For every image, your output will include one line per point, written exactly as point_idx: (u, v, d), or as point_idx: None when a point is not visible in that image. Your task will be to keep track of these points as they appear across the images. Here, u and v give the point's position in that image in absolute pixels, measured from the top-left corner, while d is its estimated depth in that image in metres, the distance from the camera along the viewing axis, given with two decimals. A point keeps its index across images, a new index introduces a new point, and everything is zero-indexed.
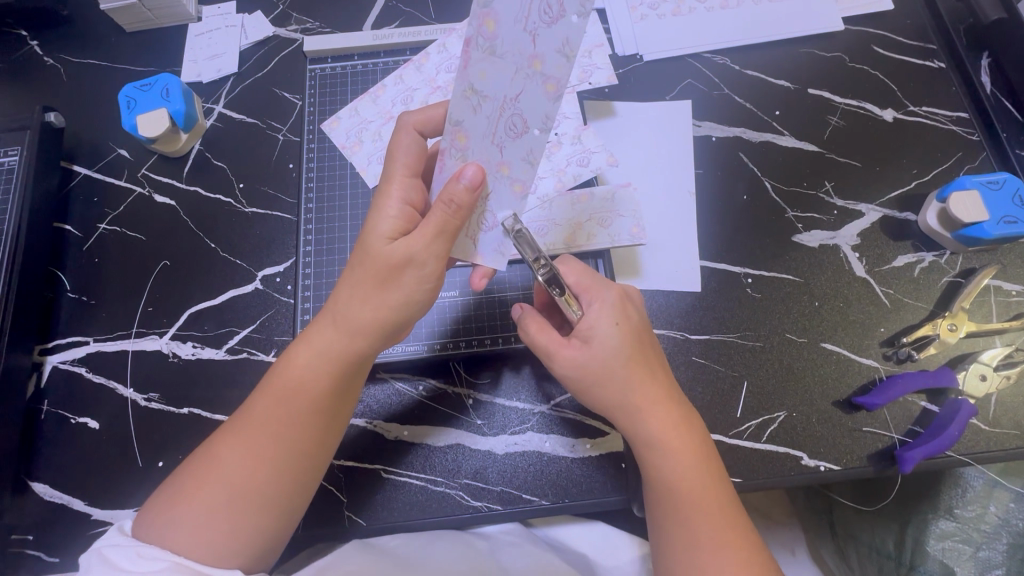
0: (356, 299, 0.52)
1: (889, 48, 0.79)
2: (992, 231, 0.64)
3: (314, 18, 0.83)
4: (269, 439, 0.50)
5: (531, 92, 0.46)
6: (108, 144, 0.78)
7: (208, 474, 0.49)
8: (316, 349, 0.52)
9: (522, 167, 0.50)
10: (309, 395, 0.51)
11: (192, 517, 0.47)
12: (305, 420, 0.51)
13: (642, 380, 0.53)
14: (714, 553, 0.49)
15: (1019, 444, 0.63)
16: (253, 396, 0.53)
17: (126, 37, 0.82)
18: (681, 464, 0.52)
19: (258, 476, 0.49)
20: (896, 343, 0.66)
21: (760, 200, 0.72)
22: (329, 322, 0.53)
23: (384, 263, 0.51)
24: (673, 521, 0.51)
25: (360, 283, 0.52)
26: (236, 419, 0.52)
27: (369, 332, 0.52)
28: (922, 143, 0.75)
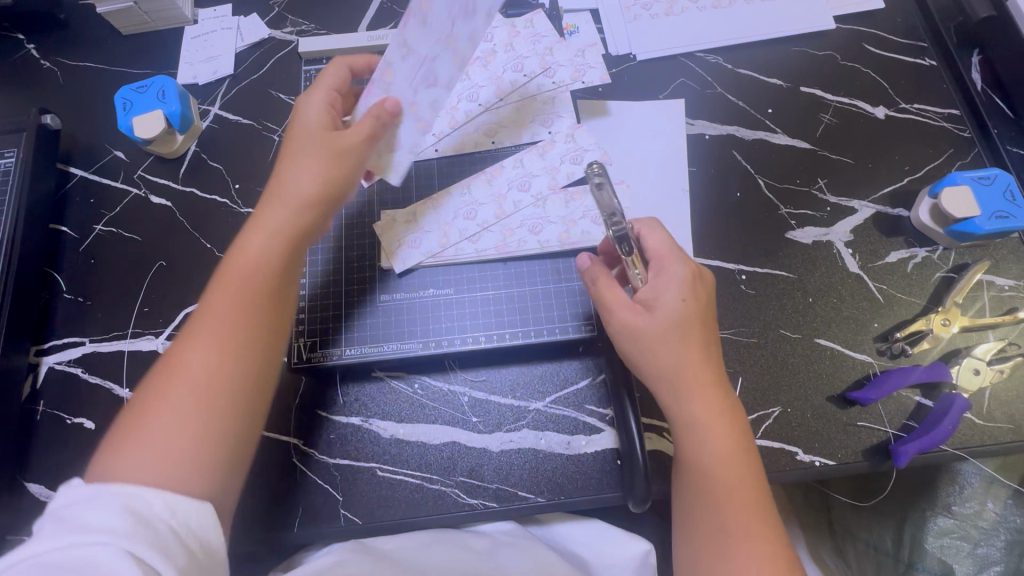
0: (305, 184, 0.55)
1: (880, 46, 0.80)
2: (984, 226, 0.65)
3: (309, 20, 0.84)
4: (232, 326, 0.49)
5: (444, 61, 0.60)
6: (104, 146, 0.78)
7: (170, 383, 0.46)
8: (269, 233, 0.53)
9: (428, 110, 0.62)
10: (264, 273, 0.51)
11: (155, 431, 0.44)
12: (261, 296, 0.51)
13: (700, 361, 0.54)
14: (740, 544, 0.49)
15: (1013, 438, 0.63)
16: (202, 298, 0.51)
17: (123, 40, 0.83)
18: (722, 453, 0.52)
19: (224, 370, 0.47)
20: (890, 338, 0.66)
21: (753, 197, 0.73)
22: (276, 204, 0.54)
23: (330, 152, 0.56)
24: (701, 508, 0.51)
25: (309, 169, 0.55)
26: (190, 326, 0.50)
27: (320, 205, 0.55)
28: (914, 140, 0.75)
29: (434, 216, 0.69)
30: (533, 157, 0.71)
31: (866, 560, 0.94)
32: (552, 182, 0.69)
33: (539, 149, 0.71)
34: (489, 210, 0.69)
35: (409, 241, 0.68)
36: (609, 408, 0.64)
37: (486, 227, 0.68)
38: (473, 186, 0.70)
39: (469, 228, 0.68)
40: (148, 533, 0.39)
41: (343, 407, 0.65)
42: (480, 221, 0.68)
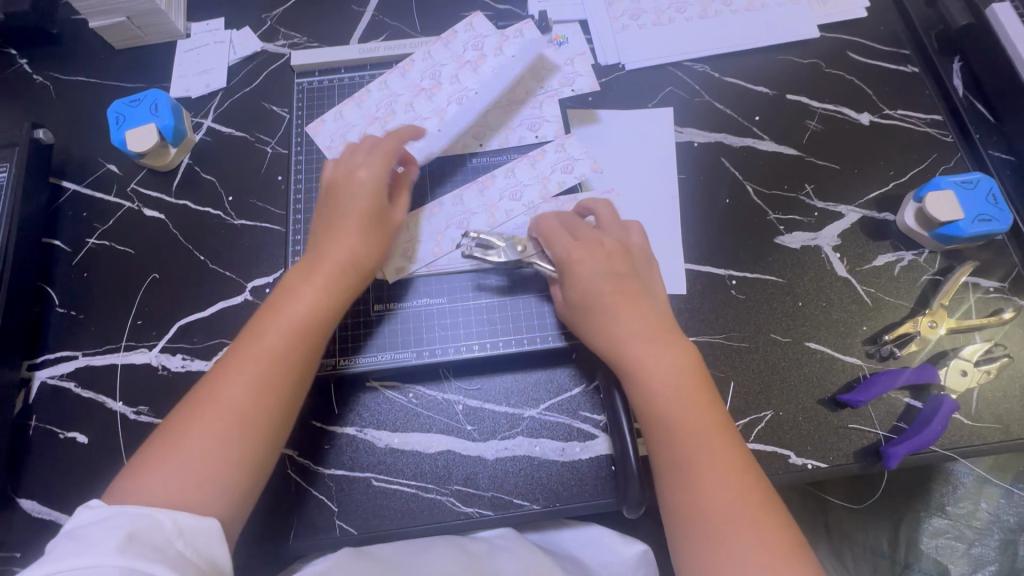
0: (351, 245, 0.60)
1: (864, 54, 0.81)
2: (968, 229, 0.66)
3: (301, 32, 0.85)
4: (270, 373, 0.53)
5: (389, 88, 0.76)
6: (97, 160, 0.78)
7: (208, 406, 0.51)
8: (318, 288, 0.58)
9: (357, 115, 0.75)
10: (305, 336, 0.56)
11: (187, 456, 0.49)
12: (304, 346, 0.55)
13: (631, 314, 0.58)
14: (706, 486, 0.52)
15: (1002, 438, 0.63)
16: (244, 336, 0.55)
17: (116, 54, 0.83)
18: (672, 400, 0.55)
19: (254, 415, 0.52)
20: (878, 341, 0.67)
21: (742, 203, 0.74)
22: (322, 268, 0.59)
23: (377, 221, 0.62)
24: (671, 457, 0.54)
25: (357, 232, 0.61)
26: (230, 354, 0.54)
27: (363, 273, 0.61)
28: (898, 145, 0.76)
29: (426, 228, 0.69)
30: (524, 166, 0.71)
31: (864, 562, 0.98)
32: (544, 192, 0.70)
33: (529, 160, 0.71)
34: (481, 220, 0.69)
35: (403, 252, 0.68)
36: (603, 414, 0.65)
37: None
38: (464, 196, 0.70)
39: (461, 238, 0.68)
40: (155, 553, 0.42)
41: (338, 416, 0.65)
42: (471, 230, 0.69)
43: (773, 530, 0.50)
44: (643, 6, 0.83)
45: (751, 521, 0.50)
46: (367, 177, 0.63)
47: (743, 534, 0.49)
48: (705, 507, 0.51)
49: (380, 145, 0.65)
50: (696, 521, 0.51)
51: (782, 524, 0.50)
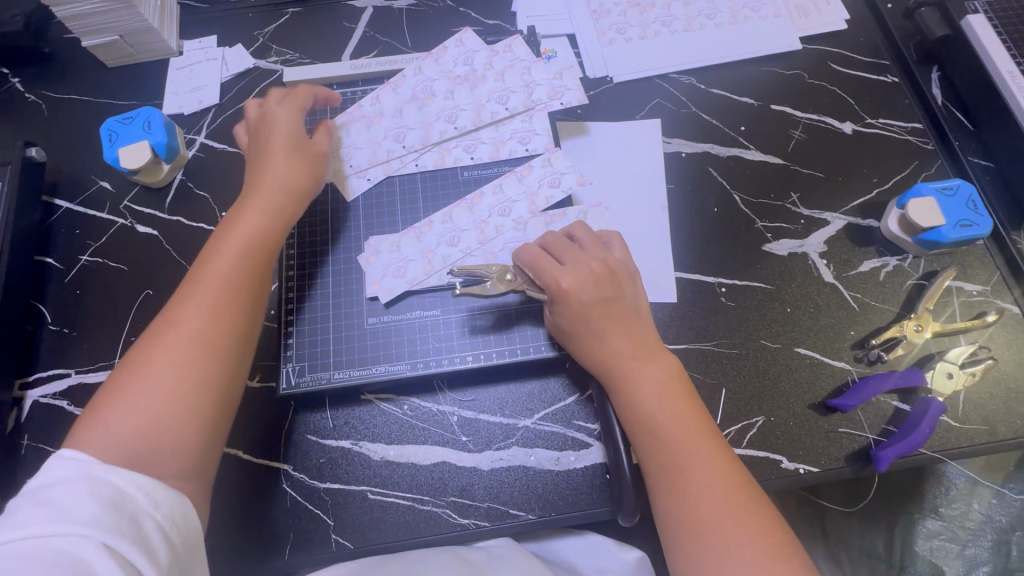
0: (285, 169, 0.64)
1: (845, 65, 0.83)
2: (949, 234, 0.67)
3: (293, 49, 0.86)
4: (218, 292, 0.54)
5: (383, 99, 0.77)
6: (90, 177, 0.79)
7: (160, 344, 0.51)
8: (257, 212, 0.61)
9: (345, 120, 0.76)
10: (248, 253, 0.58)
11: (143, 391, 0.48)
12: (250, 266, 0.57)
13: (616, 334, 0.60)
14: (700, 493, 0.52)
15: (989, 439, 0.64)
16: (191, 271, 0.56)
17: (108, 72, 0.84)
18: (657, 414, 0.56)
19: (207, 337, 0.52)
20: (866, 345, 0.68)
21: (730, 211, 0.75)
22: (262, 195, 0.62)
23: (307, 150, 0.67)
24: (660, 471, 0.54)
25: (291, 158, 0.65)
26: (178, 294, 0.54)
27: (300, 193, 0.64)
28: (880, 154, 0.78)
29: (416, 245, 0.70)
30: (512, 183, 0.73)
31: (861, 565, 0.97)
32: (533, 207, 0.71)
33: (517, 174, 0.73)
34: (472, 236, 0.70)
35: (395, 271, 0.69)
36: (597, 423, 0.65)
37: (468, 252, 0.69)
38: (453, 214, 0.71)
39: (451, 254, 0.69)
40: (121, 523, 0.41)
41: (333, 430, 0.65)
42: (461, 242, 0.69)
43: (764, 535, 0.49)
44: (629, 19, 0.85)
45: (743, 536, 0.49)
46: (286, 115, 0.68)
47: (728, 530, 0.50)
48: (693, 520, 0.51)
49: (290, 95, 0.71)
50: (687, 531, 0.51)
51: (774, 530, 0.50)
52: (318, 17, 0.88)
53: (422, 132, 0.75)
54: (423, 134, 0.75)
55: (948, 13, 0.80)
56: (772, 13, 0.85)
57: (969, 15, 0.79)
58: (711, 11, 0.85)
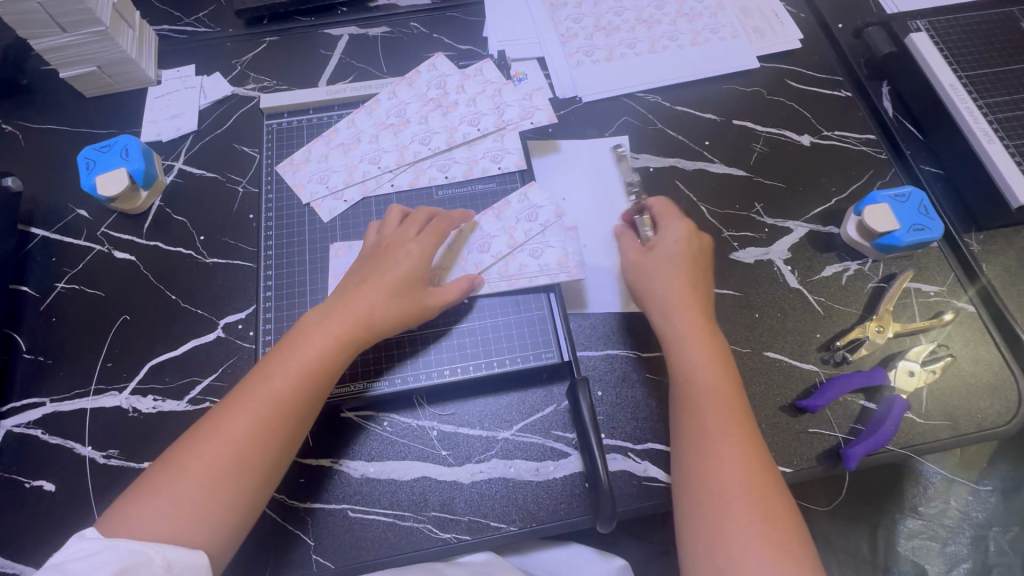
0: (371, 300, 0.61)
1: (801, 81, 0.88)
2: (904, 238, 0.71)
3: (270, 76, 0.88)
4: (268, 421, 0.55)
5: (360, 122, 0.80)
6: (67, 205, 0.79)
7: (207, 441, 0.53)
8: (324, 336, 0.59)
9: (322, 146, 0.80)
10: (308, 385, 0.57)
11: (176, 496, 0.51)
12: (308, 397, 0.57)
13: (681, 311, 0.63)
14: (728, 458, 0.54)
15: (952, 434, 0.67)
16: (253, 376, 0.58)
17: (86, 102, 0.85)
18: (706, 387, 0.58)
19: (246, 463, 0.53)
20: (832, 347, 0.70)
21: (697, 222, 0.78)
22: (339, 320, 0.60)
23: (403, 282, 0.63)
24: (693, 439, 0.56)
25: (381, 288, 0.62)
26: (239, 391, 0.57)
27: (376, 326, 0.61)
28: (838, 164, 0.82)
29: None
30: (490, 218, 0.72)
31: (849, 567, 0.99)
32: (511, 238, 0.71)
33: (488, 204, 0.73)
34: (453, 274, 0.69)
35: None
36: (574, 432, 0.66)
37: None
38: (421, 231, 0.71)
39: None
40: None
41: (312, 448, 0.65)
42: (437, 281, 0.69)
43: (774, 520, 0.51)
44: (596, 42, 0.89)
45: (755, 518, 0.51)
46: (415, 252, 0.64)
47: (744, 510, 0.51)
48: (710, 492, 0.53)
49: (428, 227, 0.67)
50: (706, 501, 0.53)
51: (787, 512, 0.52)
52: (295, 45, 0.90)
53: (395, 155, 0.78)
54: (396, 156, 0.78)
55: (893, 31, 0.85)
56: (730, 34, 0.90)
57: (912, 33, 0.83)
58: (673, 33, 0.90)
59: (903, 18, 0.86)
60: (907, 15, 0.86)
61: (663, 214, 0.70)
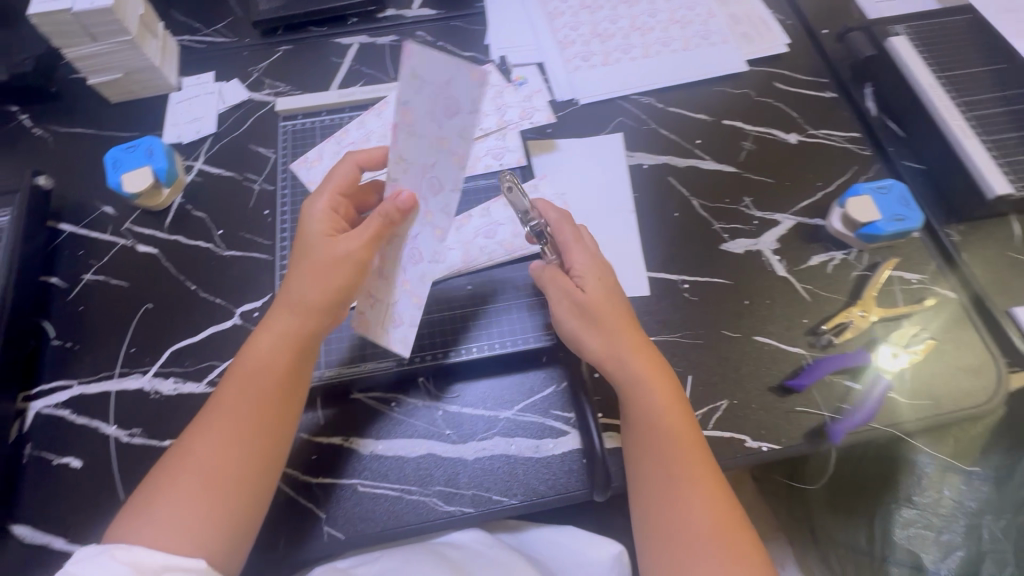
0: (301, 286, 0.60)
1: (788, 83, 0.92)
2: (885, 228, 0.75)
3: (284, 82, 0.93)
4: (246, 432, 0.56)
5: (370, 123, 0.86)
6: (93, 203, 0.84)
7: (190, 459, 0.54)
8: (272, 335, 0.60)
9: (333, 145, 0.85)
10: (278, 390, 0.58)
11: (170, 511, 0.52)
12: (277, 404, 0.58)
13: (597, 334, 0.65)
14: (686, 489, 0.59)
15: (935, 413, 0.69)
16: (221, 392, 0.59)
17: (112, 107, 0.91)
18: (658, 403, 0.62)
19: (234, 470, 0.55)
20: (818, 331, 0.74)
21: (689, 215, 0.82)
22: (289, 322, 0.60)
23: (324, 259, 0.60)
24: (650, 460, 0.61)
25: (307, 273, 0.60)
26: (207, 406, 0.58)
27: (315, 310, 0.60)
28: (824, 160, 0.86)
29: (385, 284, 0.63)
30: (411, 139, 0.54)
31: (847, 561, 1.06)
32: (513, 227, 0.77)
33: (405, 129, 0.54)
34: (428, 237, 0.60)
35: (384, 321, 0.63)
36: (572, 411, 0.69)
37: (435, 260, 0.62)
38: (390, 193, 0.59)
39: (426, 270, 0.62)
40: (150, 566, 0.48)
41: (324, 425, 0.69)
42: (401, 235, 0.61)
43: (733, 520, 0.57)
44: (592, 48, 0.94)
45: (717, 527, 0.57)
46: (313, 216, 0.63)
47: (703, 538, 0.56)
48: (671, 511, 0.58)
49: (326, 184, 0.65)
50: (672, 529, 0.57)
51: (743, 531, 0.57)
52: (308, 53, 0.96)
53: None
54: None
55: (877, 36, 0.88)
56: (720, 40, 0.95)
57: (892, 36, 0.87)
58: (665, 39, 0.95)
59: (885, 24, 0.89)
60: (887, 21, 0.89)
61: (569, 242, 0.68)
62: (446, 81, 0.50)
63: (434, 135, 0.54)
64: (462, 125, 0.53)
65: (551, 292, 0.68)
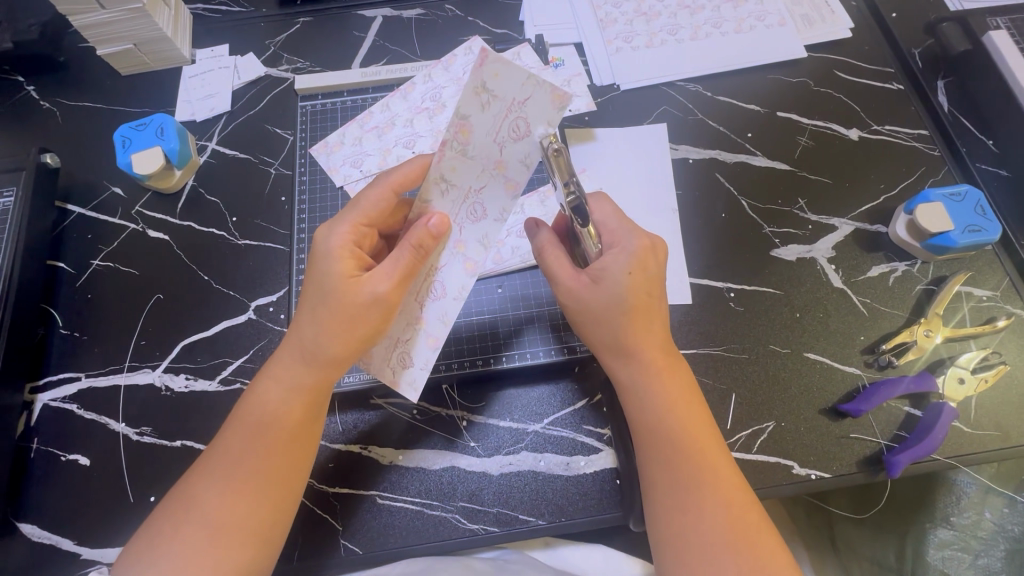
0: (318, 333, 0.54)
1: (850, 73, 0.84)
2: (958, 240, 0.68)
3: (304, 57, 0.87)
4: (249, 473, 0.53)
5: (395, 106, 0.80)
6: (102, 183, 0.80)
7: (193, 502, 0.52)
8: (285, 383, 0.55)
9: (357, 129, 0.80)
10: (282, 429, 0.54)
11: (174, 556, 0.50)
12: (281, 444, 0.54)
13: (610, 328, 0.55)
14: (702, 506, 0.51)
15: (1002, 445, 0.64)
16: (226, 431, 0.55)
17: (122, 80, 0.85)
18: (673, 415, 0.54)
19: (239, 513, 0.52)
20: (876, 350, 0.68)
21: (737, 217, 0.75)
22: (294, 356, 0.56)
23: (346, 305, 0.53)
24: (657, 460, 0.53)
25: (324, 318, 0.54)
26: (214, 446, 0.55)
27: (334, 363, 0.55)
28: (888, 160, 0.79)
29: (403, 322, 0.58)
30: (464, 164, 0.51)
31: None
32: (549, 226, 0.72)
33: (458, 148, 0.50)
34: (457, 269, 0.57)
35: (398, 360, 0.58)
36: (606, 427, 0.65)
37: (458, 298, 0.57)
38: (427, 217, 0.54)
39: (448, 309, 0.57)
40: None
41: (342, 433, 0.65)
42: (429, 267, 0.57)
43: (751, 523, 0.50)
44: (636, 28, 0.86)
45: (734, 536, 0.49)
46: (331, 251, 0.55)
47: (722, 558, 0.48)
48: (683, 526, 0.50)
49: (349, 212, 0.56)
50: (682, 550, 0.50)
51: (773, 552, 0.49)
52: (329, 26, 0.89)
53: (430, 140, 0.78)
54: (432, 142, 0.78)
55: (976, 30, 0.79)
56: (778, 22, 0.86)
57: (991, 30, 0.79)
58: (717, 20, 0.86)
59: (981, 14, 0.81)
60: (985, 12, 0.82)
61: (612, 229, 0.56)
62: (521, 100, 0.48)
63: (492, 157, 0.51)
64: (526, 149, 0.51)
65: (554, 271, 0.57)
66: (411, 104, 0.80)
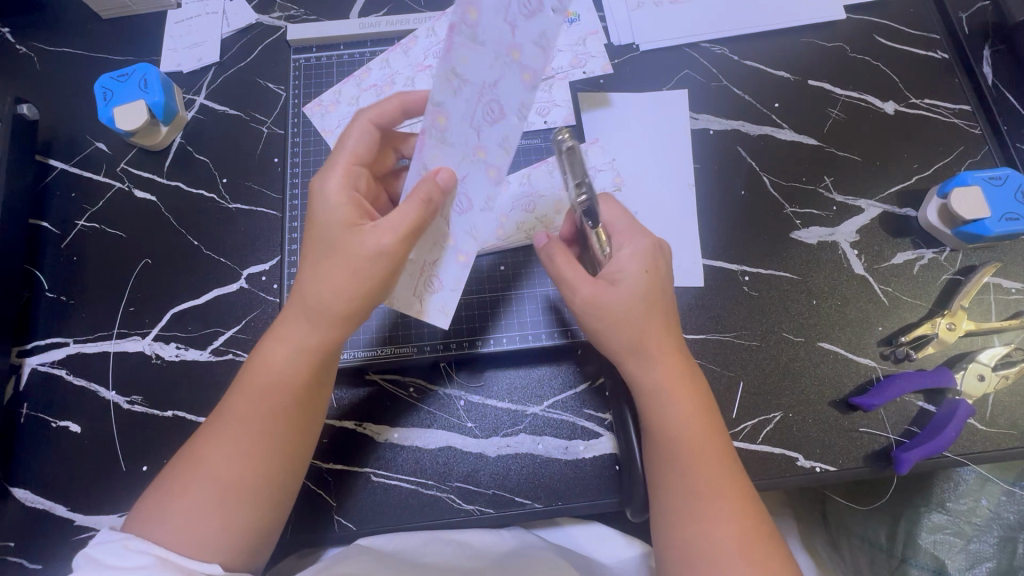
0: (321, 286, 0.50)
1: (892, 38, 0.77)
2: (994, 229, 0.63)
3: (298, 4, 0.80)
4: (259, 435, 0.50)
5: (394, 62, 0.75)
6: (84, 137, 0.75)
7: (198, 463, 0.49)
8: (290, 344, 0.51)
9: (352, 87, 0.74)
10: (289, 389, 0.51)
11: (184, 516, 0.47)
12: (287, 407, 0.50)
13: (626, 331, 0.52)
14: (716, 515, 0.49)
15: (1014, 444, 0.62)
16: (230, 394, 0.52)
17: (102, 24, 0.79)
18: (691, 419, 0.52)
19: (248, 474, 0.49)
20: (894, 342, 0.65)
21: (758, 195, 0.71)
22: (299, 317, 0.51)
23: (352, 258, 0.49)
24: (676, 467, 0.51)
25: (326, 271, 0.50)
26: (221, 409, 0.52)
27: (337, 321, 0.50)
28: (924, 137, 0.73)
29: (429, 243, 0.54)
30: (473, 50, 0.46)
31: (860, 554, 0.86)
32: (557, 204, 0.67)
33: (467, 32, 0.45)
34: (480, 179, 0.51)
35: (424, 287, 0.55)
36: (608, 412, 0.63)
37: (485, 212, 0.52)
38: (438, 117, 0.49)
39: (478, 224, 0.53)
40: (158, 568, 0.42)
41: (336, 408, 0.63)
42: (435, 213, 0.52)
43: (761, 528, 0.49)
44: None
45: (746, 544, 0.47)
46: (326, 198, 0.51)
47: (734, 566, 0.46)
48: (698, 536, 0.48)
49: (336, 154, 0.53)
50: (697, 563, 0.47)
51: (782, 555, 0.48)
52: None
53: None
54: None
55: None
56: None
57: None
58: None
59: None
60: None
61: (623, 229, 0.54)
62: None
63: (503, 41, 0.45)
64: (542, 24, 0.44)
65: (566, 276, 0.54)
66: (412, 63, 0.75)
